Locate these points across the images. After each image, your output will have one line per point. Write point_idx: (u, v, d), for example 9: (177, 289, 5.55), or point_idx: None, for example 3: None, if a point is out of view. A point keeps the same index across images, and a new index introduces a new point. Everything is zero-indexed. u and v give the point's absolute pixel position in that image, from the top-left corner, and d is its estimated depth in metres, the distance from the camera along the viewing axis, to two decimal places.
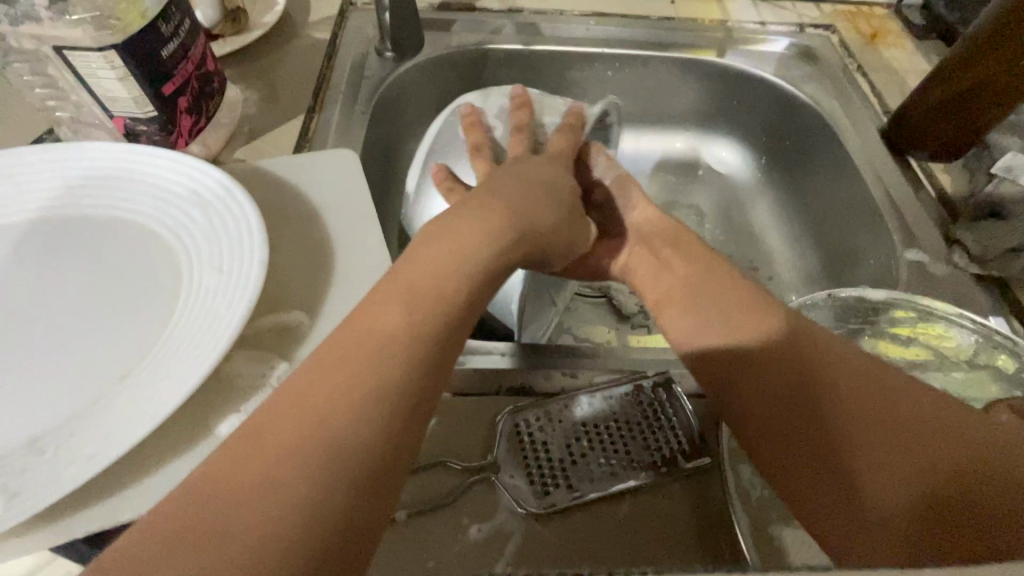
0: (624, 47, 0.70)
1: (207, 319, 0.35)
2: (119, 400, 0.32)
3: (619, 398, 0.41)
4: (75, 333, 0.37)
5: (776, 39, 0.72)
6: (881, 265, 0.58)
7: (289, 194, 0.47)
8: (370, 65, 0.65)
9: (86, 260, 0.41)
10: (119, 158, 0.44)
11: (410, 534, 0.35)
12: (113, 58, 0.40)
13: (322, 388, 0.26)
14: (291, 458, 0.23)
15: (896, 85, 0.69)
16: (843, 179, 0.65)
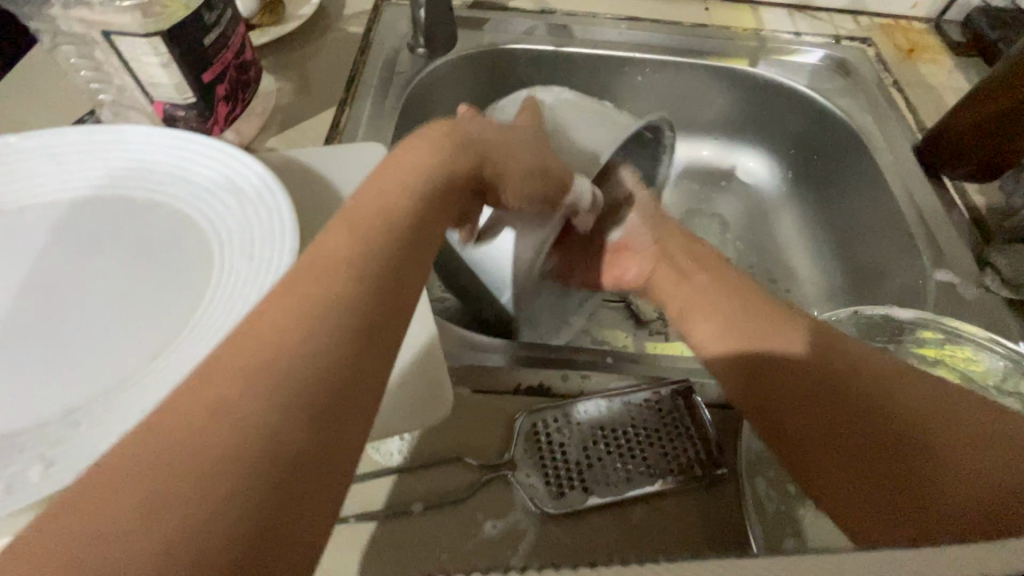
0: (655, 53, 0.70)
1: (236, 303, 0.36)
2: (152, 379, 0.33)
3: (638, 405, 0.41)
4: (111, 311, 0.38)
5: (810, 50, 0.71)
6: (908, 284, 0.57)
7: (319, 185, 0.48)
8: (402, 60, 0.65)
9: (124, 240, 0.42)
10: (158, 143, 0.45)
11: (425, 526, 0.35)
12: (157, 44, 0.41)
13: (265, 337, 0.25)
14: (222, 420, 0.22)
15: (931, 101, 0.68)
16: (872, 194, 0.64)
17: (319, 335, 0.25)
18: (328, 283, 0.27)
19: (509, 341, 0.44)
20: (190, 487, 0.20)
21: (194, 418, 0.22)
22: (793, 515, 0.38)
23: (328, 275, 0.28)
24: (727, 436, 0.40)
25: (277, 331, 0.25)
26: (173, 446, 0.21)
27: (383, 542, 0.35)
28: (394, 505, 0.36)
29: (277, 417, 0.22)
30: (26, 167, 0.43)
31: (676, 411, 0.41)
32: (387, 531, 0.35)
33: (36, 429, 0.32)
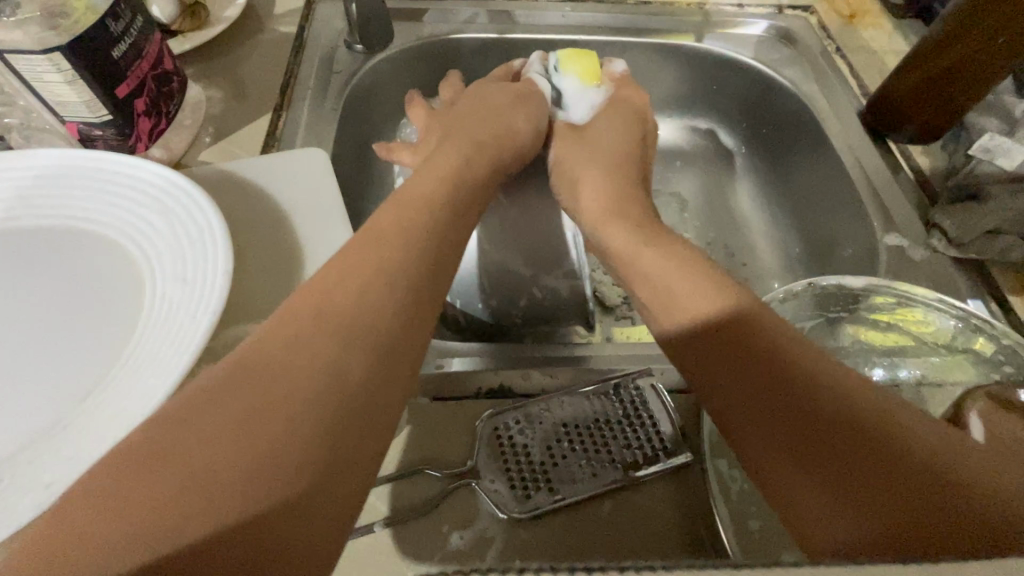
0: (601, 34, 0.69)
1: (170, 331, 0.34)
2: (80, 422, 0.31)
3: (600, 397, 0.40)
4: (34, 352, 0.36)
5: (754, 22, 0.71)
6: (861, 249, 0.58)
7: (256, 198, 0.46)
8: (340, 58, 0.62)
9: (43, 274, 0.39)
10: (75, 166, 0.42)
11: (390, 544, 0.35)
12: (58, 61, 0.38)
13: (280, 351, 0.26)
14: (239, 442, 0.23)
15: (874, 66, 0.69)
16: (824, 163, 0.64)
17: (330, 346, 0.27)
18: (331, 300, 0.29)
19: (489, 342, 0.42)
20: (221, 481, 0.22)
21: (224, 409, 0.24)
22: (757, 493, 0.38)
23: (336, 292, 0.29)
24: (691, 420, 0.41)
25: (289, 341, 0.27)
26: (208, 430, 0.23)
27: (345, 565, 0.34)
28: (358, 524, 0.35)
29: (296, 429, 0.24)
30: None
31: (639, 400, 0.40)
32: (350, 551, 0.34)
33: None
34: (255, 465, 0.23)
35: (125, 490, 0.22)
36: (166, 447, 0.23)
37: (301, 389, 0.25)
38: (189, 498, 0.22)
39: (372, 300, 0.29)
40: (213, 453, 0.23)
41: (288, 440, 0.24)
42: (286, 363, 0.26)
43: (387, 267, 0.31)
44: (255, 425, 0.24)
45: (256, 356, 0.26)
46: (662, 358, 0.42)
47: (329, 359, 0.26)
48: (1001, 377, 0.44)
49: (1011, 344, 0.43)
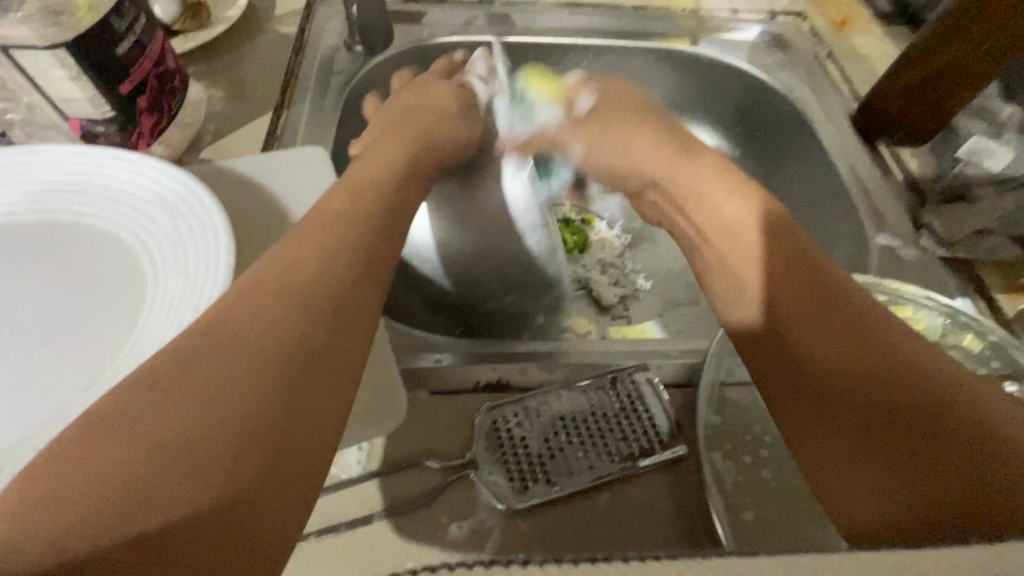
0: (597, 37, 0.70)
1: (171, 324, 0.35)
2: (82, 413, 0.31)
3: (597, 391, 0.41)
4: (36, 345, 0.36)
5: (748, 27, 0.72)
6: (853, 249, 0.59)
7: (258, 195, 0.46)
8: (340, 59, 0.63)
9: (46, 267, 0.39)
10: (78, 162, 0.42)
11: (390, 534, 0.35)
12: (64, 56, 0.38)
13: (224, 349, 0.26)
14: (187, 441, 0.23)
15: (865, 71, 0.70)
16: (816, 165, 0.65)
17: (270, 353, 0.26)
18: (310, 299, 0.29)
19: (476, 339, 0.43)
20: (167, 482, 0.22)
21: (152, 417, 0.23)
22: (752, 484, 0.39)
23: (268, 299, 0.29)
24: (687, 414, 0.41)
25: (216, 346, 0.26)
26: (141, 443, 0.23)
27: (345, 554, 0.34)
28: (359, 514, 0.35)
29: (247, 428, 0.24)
30: None
31: (636, 394, 0.41)
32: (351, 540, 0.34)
33: None
34: (200, 474, 0.22)
35: (51, 503, 0.21)
36: (90, 456, 0.22)
37: (245, 399, 0.25)
38: (137, 499, 0.21)
39: (309, 308, 0.29)
40: (145, 450, 0.22)
41: (224, 453, 0.23)
42: (215, 369, 0.25)
43: (332, 276, 0.31)
44: (199, 433, 0.23)
45: (186, 365, 0.25)
46: (657, 353, 0.43)
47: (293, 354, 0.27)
48: (991, 371, 0.44)
49: (996, 339, 0.45)
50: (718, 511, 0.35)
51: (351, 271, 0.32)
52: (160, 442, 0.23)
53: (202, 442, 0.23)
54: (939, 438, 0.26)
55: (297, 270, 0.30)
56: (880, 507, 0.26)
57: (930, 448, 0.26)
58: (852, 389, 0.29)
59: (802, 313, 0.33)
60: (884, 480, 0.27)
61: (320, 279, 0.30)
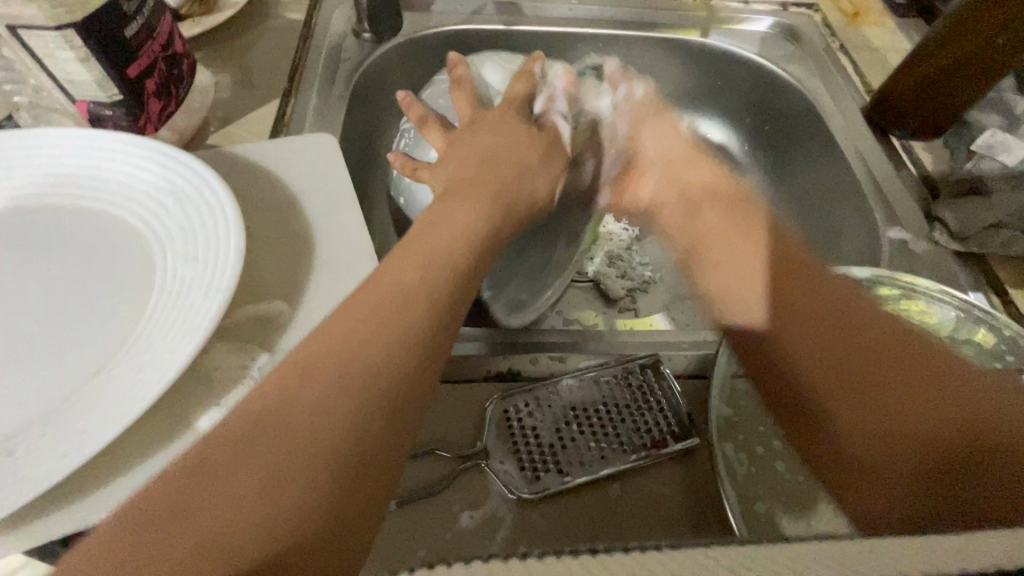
0: (608, 27, 0.69)
1: (182, 309, 0.34)
2: (92, 397, 0.31)
3: (608, 381, 0.40)
4: (44, 329, 0.35)
5: (759, 18, 0.72)
6: (864, 243, 0.58)
7: (265, 181, 0.46)
8: (348, 47, 0.63)
9: (54, 252, 0.39)
10: (86, 146, 0.42)
11: (400, 523, 0.35)
12: (71, 37, 0.38)
13: (309, 370, 0.27)
14: (269, 460, 0.24)
15: (877, 63, 0.69)
16: (827, 158, 0.65)
17: (356, 380, 0.27)
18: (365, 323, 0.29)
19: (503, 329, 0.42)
20: (258, 502, 0.23)
21: (256, 443, 0.25)
22: (763, 477, 0.39)
23: (363, 327, 0.29)
24: (698, 406, 0.41)
25: (315, 372, 0.27)
26: (253, 467, 0.24)
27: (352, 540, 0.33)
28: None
29: (323, 450, 0.25)
30: None
31: (647, 384, 0.40)
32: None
33: None
34: (290, 493, 0.24)
35: (168, 518, 0.23)
36: (203, 478, 0.24)
37: (338, 423, 0.26)
38: (233, 520, 0.23)
39: (392, 342, 0.29)
40: (238, 475, 0.24)
41: (317, 477, 0.25)
42: (315, 395, 0.26)
43: (413, 289, 0.31)
44: (295, 453, 0.25)
45: (280, 395, 0.26)
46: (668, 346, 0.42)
47: (366, 373, 0.27)
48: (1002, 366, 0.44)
49: (1011, 333, 0.45)
50: (731, 502, 0.34)
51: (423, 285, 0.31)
52: (252, 464, 0.24)
53: (287, 461, 0.24)
54: (928, 420, 0.32)
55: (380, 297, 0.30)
56: (897, 492, 0.32)
57: (931, 440, 0.32)
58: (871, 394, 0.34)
59: (799, 325, 0.37)
60: (895, 468, 0.33)
61: (394, 298, 0.30)
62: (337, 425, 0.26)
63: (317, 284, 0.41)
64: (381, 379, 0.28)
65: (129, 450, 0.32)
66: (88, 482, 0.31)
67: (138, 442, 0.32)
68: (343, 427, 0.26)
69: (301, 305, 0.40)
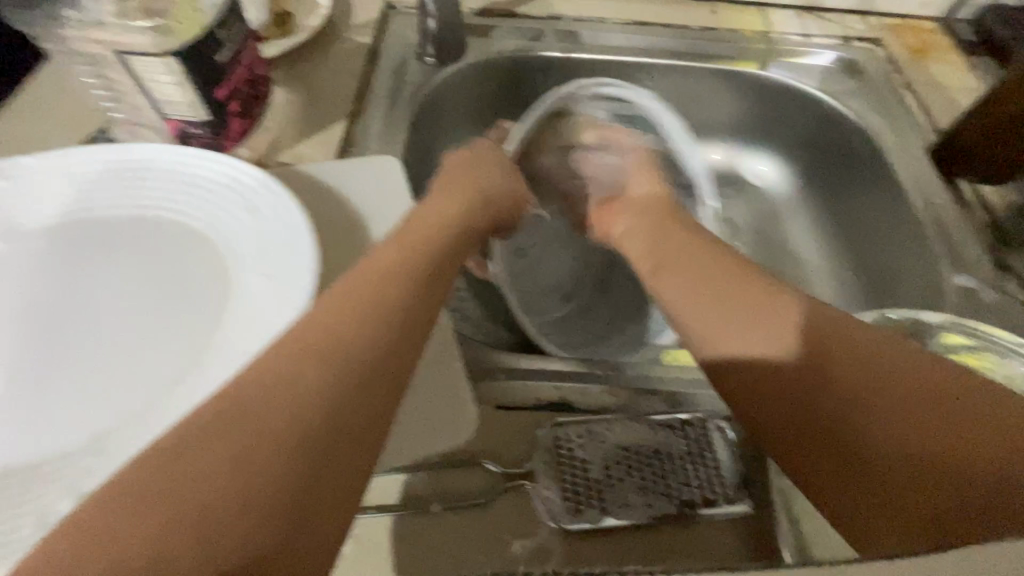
0: (665, 57, 0.70)
1: (257, 323, 0.36)
2: (175, 405, 0.33)
3: (657, 421, 0.41)
4: (130, 335, 0.38)
5: (821, 52, 0.71)
6: (926, 288, 0.57)
7: (333, 200, 0.48)
8: (411, 70, 0.65)
9: (139, 261, 0.41)
10: (172, 160, 0.44)
11: (453, 544, 0.35)
12: (173, 64, 0.41)
13: (280, 372, 0.26)
14: (229, 465, 0.23)
15: (944, 102, 0.68)
16: (887, 196, 0.64)
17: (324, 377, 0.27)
18: (347, 321, 0.29)
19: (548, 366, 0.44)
20: (214, 506, 0.22)
21: (220, 444, 0.24)
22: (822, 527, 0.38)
23: (331, 328, 0.29)
24: (752, 450, 0.41)
25: (282, 370, 0.27)
26: (211, 472, 0.23)
27: (398, 543, 0.35)
28: (409, 501, 0.36)
29: (293, 456, 0.24)
30: (41, 187, 0.43)
31: (700, 432, 0.40)
32: (406, 528, 0.35)
33: (64, 459, 0.32)
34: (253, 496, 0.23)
35: (125, 520, 0.21)
36: (158, 482, 0.23)
37: (303, 420, 0.25)
38: (191, 532, 0.22)
39: (355, 345, 0.29)
40: (200, 478, 0.23)
41: (280, 477, 0.24)
42: (280, 394, 0.26)
43: (383, 302, 0.31)
44: (262, 457, 0.24)
45: (248, 393, 0.26)
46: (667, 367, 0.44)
47: (346, 370, 0.27)
48: None
49: None
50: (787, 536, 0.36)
51: (398, 299, 0.32)
52: (210, 465, 0.23)
53: (252, 459, 0.24)
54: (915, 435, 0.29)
55: (349, 303, 0.30)
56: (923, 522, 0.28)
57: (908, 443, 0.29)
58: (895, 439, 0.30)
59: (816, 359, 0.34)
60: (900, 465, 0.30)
61: (356, 316, 0.30)
62: (303, 425, 0.25)
63: None
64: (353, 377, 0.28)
65: None
66: None
67: None
68: (310, 426, 0.25)
69: None
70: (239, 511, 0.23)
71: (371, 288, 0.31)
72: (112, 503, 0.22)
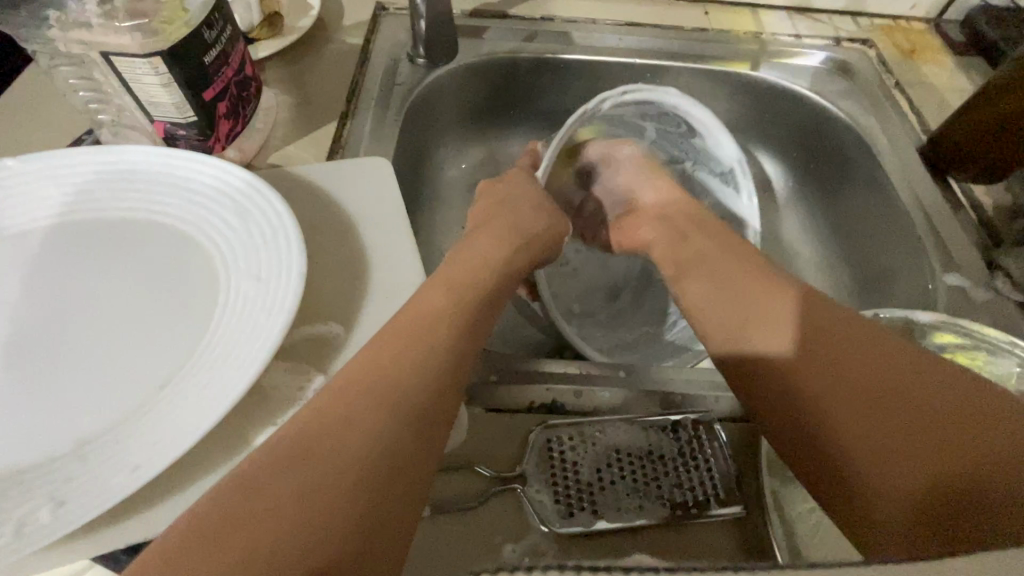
0: (656, 58, 0.70)
1: (246, 327, 0.36)
2: (161, 410, 0.33)
3: (650, 425, 0.40)
4: (118, 340, 0.37)
5: (812, 52, 0.71)
6: (919, 287, 0.57)
7: (323, 202, 0.47)
8: (402, 70, 0.64)
9: (125, 264, 0.41)
10: (158, 162, 0.44)
11: (442, 548, 0.35)
12: (158, 64, 0.40)
13: (349, 402, 0.28)
14: (305, 488, 0.25)
15: (934, 102, 0.68)
16: (878, 196, 0.64)
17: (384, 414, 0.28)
18: (408, 351, 0.31)
19: (546, 368, 0.42)
20: (292, 530, 0.23)
21: (289, 480, 0.25)
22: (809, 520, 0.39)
23: (390, 357, 0.31)
24: (743, 450, 0.40)
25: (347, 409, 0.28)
26: (288, 500, 0.24)
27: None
28: None
29: (361, 481, 0.26)
30: (25, 188, 0.42)
31: (694, 435, 0.40)
32: None
33: (45, 465, 0.31)
34: (320, 530, 0.24)
35: (201, 556, 0.22)
36: (241, 508, 0.24)
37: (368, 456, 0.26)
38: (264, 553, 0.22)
39: (412, 385, 0.30)
40: (275, 502, 0.24)
41: (346, 512, 0.24)
42: (343, 431, 0.27)
43: (437, 336, 0.33)
44: (342, 481, 0.25)
45: (314, 427, 0.27)
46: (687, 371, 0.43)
47: (411, 400, 0.29)
48: None
49: None
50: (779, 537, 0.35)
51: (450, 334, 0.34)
52: (284, 489, 0.24)
53: (328, 487, 0.25)
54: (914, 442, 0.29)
55: (402, 335, 0.32)
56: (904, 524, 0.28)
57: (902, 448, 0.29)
58: (897, 442, 0.30)
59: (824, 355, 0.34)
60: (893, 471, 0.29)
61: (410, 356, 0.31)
62: (367, 461, 0.26)
63: (371, 307, 0.42)
64: (413, 403, 0.29)
65: (194, 465, 0.33)
66: (153, 493, 0.32)
67: (201, 455, 0.34)
68: (374, 464, 0.26)
69: (356, 326, 0.41)
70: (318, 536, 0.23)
71: (423, 328, 0.33)
72: (190, 536, 0.23)
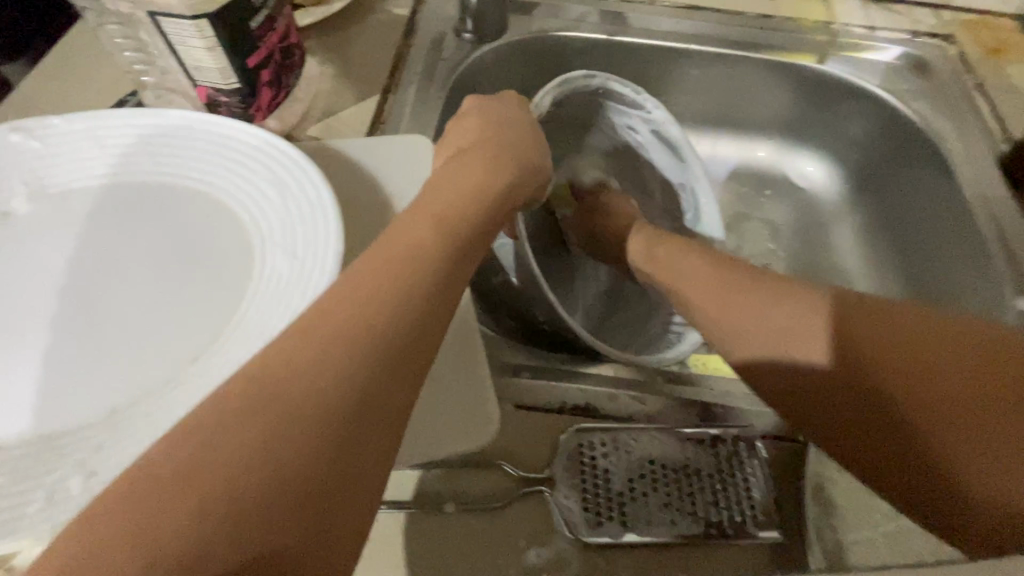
0: (714, 45, 0.66)
1: (278, 305, 0.35)
2: (192, 383, 0.32)
3: (688, 439, 0.38)
4: (153, 308, 0.37)
5: (885, 47, 0.66)
6: (986, 310, 0.53)
7: (362, 178, 0.46)
8: (447, 45, 0.62)
9: (164, 230, 0.40)
10: (199, 128, 0.43)
11: (465, 547, 0.34)
12: (203, 27, 0.39)
13: (324, 323, 0.25)
14: (263, 427, 0.22)
15: (1020, 108, 0.62)
16: (949, 208, 0.59)
17: (366, 343, 0.25)
18: (394, 278, 0.27)
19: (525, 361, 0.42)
20: (254, 470, 0.21)
21: (262, 405, 0.22)
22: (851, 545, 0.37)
23: (370, 286, 0.26)
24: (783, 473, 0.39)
25: (313, 341, 0.24)
26: (249, 439, 0.21)
27: (410, 542, 0.33)
28: (422, 499, 0.34)
29: (322, 420, 0.23)
30: (70, 149, 0.42)
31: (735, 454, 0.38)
32: (418, 526, 0.34)
33: (81, 431, 0.31)
34: (286, 467, 0.21)
35: (159, 491, 0.20)
36: (200, 442, 0.21)
37: (332, 393, 0.23)
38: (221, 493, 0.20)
39: (402, 314, 0.26)
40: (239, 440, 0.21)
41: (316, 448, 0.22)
42: (303, 362, 0.24)
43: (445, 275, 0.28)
44: (304, 416, 0.22)
45: (279, 353, 0.24)
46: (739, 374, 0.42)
47: (387, 333, 0.25)
48: None
49: None
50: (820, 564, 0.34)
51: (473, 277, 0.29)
52: (249, 426, 0.22)
53: (288, 425, 0.22)
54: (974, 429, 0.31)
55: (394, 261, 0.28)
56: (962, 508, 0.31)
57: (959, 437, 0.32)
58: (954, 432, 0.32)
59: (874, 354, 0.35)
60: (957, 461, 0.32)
61: (388, 283, 0.27)
62: (340, 396, 0.23)
63: None
64: (392, 333, 0.25)
65: None
66: None
67: None
68: (345, 399, 0.23)
69: None
70: (277, 485, 0.21)
71: (428, 269, 0.28)
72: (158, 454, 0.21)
